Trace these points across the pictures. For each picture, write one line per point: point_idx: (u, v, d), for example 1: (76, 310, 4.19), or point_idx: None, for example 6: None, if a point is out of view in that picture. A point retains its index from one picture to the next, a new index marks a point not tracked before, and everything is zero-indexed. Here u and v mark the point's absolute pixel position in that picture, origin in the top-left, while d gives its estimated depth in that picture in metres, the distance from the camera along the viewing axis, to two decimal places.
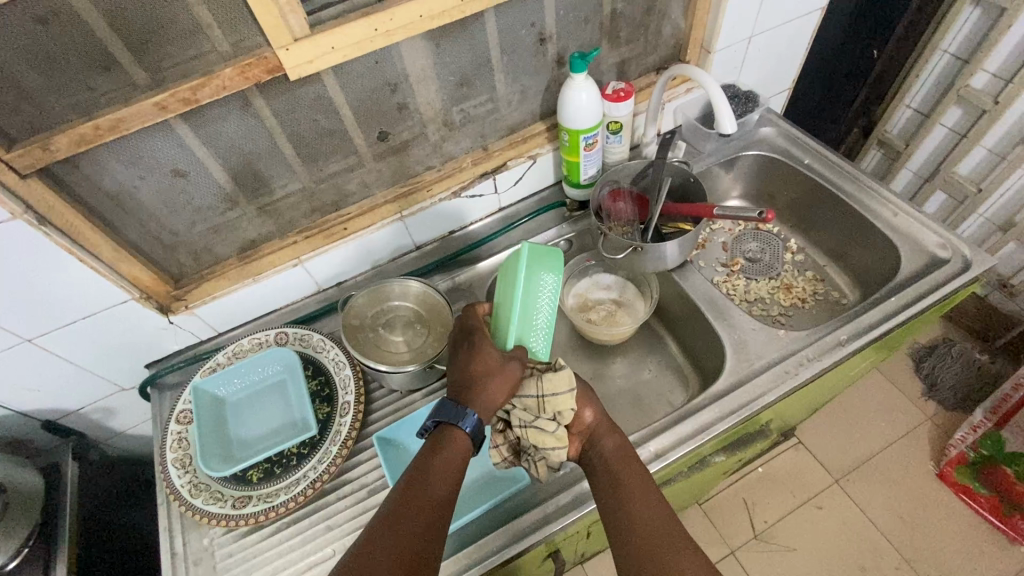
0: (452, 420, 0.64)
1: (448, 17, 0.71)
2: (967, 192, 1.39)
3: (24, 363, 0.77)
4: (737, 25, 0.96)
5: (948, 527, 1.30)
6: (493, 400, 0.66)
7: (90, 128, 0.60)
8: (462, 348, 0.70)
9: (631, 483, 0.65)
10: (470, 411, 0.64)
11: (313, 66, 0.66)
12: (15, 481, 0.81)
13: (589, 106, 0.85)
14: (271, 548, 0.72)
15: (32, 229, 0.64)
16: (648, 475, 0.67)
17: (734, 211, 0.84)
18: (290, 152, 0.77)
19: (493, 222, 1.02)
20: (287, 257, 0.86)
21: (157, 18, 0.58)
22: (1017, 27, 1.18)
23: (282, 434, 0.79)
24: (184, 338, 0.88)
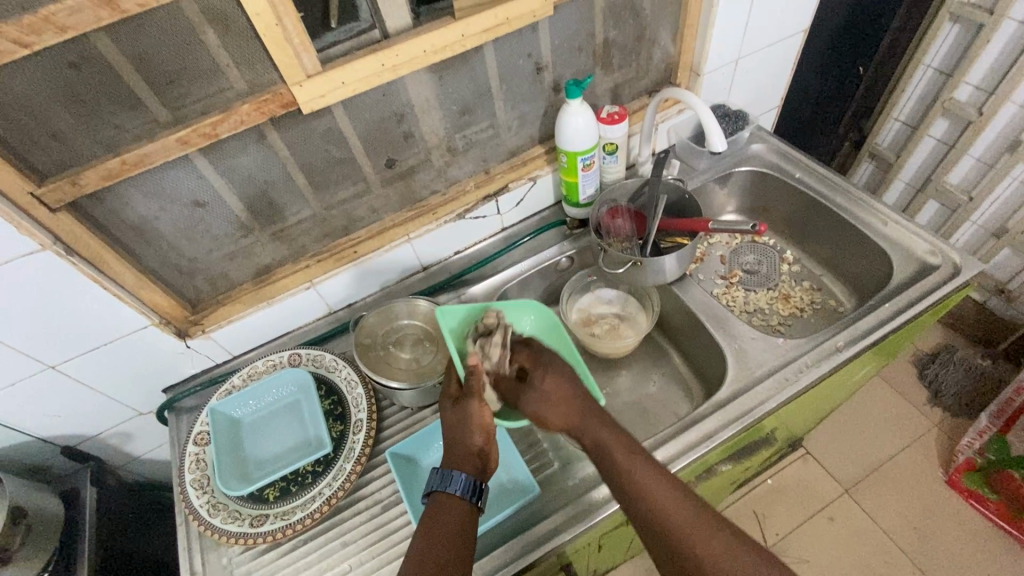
0: (440, 485, 0.65)
1: (450, 51, 0.75)
2: (958, 201, 1.42)
3: (47, 389, 0.79)
4: (724, 48, 1.01)
5: (960, 534, 1.29)
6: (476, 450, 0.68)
7: (117, 163, 0.64)
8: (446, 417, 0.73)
9: (647, 483, 0.63)
10: (456, 471, 0.66)
11: (325, 100, 0.70)
12: (37, 507, 0.83)
13: (585, 129, 0.89)
14: (289, 565, 0.74)
15: (60, 258, 0.67)
16: (650, 461, 0.65)
17: (729, 224, 0.87)
18: (303, 181, 0.81)
19: (496, 242, 1.05)
20: (300, 280, 0.89)
21: (181, 61, 0.63)
22: (995, 41, 1.23)
23: (297, 453, 0.81)
24: (201, 362, 0.90)
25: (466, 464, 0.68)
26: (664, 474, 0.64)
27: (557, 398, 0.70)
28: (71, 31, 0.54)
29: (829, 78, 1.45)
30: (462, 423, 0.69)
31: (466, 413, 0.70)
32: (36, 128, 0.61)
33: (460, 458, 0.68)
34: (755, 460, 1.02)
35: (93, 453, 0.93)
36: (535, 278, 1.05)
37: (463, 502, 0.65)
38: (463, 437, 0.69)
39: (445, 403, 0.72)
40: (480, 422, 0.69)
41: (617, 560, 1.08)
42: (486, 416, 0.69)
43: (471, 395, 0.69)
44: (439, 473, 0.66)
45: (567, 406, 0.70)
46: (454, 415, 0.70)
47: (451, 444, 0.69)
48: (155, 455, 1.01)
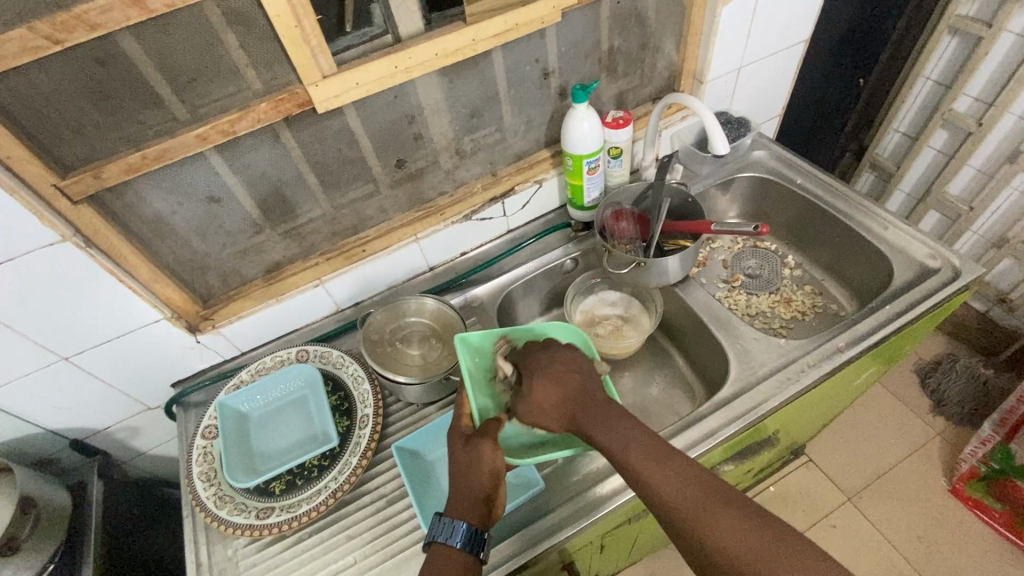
0: (442, 535, 0.63)
1: (461, 54, 0.77)
2: (959, 210, 1.44)
3: (59, 381, 0.80)
4: (727, 57, 1.03)
5: (963, 542, 1.29)
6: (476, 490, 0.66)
7: (138, 158, 0.66)
8: (456, 447, 0.69)
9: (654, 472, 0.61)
10: (459, 522, 0.64)
11: (338, 100, 0.72)
12: (47, 497, 0.84)
13: (590, 133, 0.91)
14: (294, 557, 0.75)
15: (79, 250, 0.69)
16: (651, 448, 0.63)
17: (731, 226, 0.89)
18: (315, 180, 0.83)
19: (502, 244, 1.07)
20: (310, 278, 0.91)
21: (203, 61, 0.65)
22: (994, 53, 1.25)
23: (303, 448, 0.82)
24: (210, 358, 0.92)
25: (468, 512, 0.65)
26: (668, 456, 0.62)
27: (545, 402, 0.68)
28: (101, 29, 0.56)
29: (830, 88, 1.47)
30: (471, 467, 0.67)
31: (478, 454, 0.67)
32: (61, 122, 0.63)
33: (462, 503, 0.66)
34: (757, 462, 1.02)
35: (101, 447, 0.94)
36: (540, 279, 1.06)
37: (464, 554, 0.63)
38: (468, 482, 0.66)
39: (453, 443, 0.70)
40: (489, 467, 0.66)
41: (619, 563, 1.08)
42: (496, 461, 0.67)
43: (483, 437, 0.67)
44: (440, 522, 0.64)
45: (558, 408, 0.68)
46: (464, 458, 0.67)
47: (457, 486, 0.67)
48: (162, 451, 1.02)
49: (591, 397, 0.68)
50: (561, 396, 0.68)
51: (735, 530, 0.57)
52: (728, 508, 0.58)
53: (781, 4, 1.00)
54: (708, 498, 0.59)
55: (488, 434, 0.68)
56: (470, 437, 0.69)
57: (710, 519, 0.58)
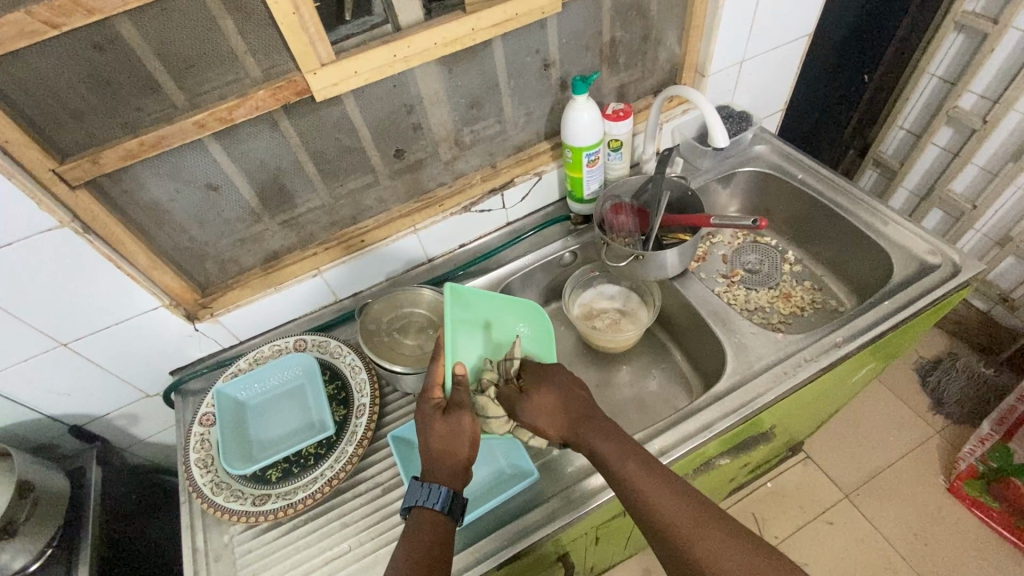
0: (424, 501, 0.65)
1: (459, 44, 0.77)
2: (963, 209, 1.42)
3: (58, 367, 0.81)
4: (729, 50, 1.02)
5: (960, 541, 1.29)
6: (456, 457, 0.67)
7: (136, 144, 0.66)
8: (435, 417, 0.69)
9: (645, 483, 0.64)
10: (440, 487, 0.65)
11: (337, 89, 0.72)
12: (46, 482, 0.84)
13: (590, 125, 0.91)
14: (289, 544, 0.75)
15: (77, 236, 0.70)
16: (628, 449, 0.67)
17: (730, 220, 0.89)
18: (313, 169, 0.83)
19: (501, 236, 1.07)
20: (308, 267, 0.91)
21: (201, 47, 0.65)
22: (1000, 49, 1.23)
23: (300, 436, 0.83)
24: (208, 346, 0.92)
25: (450, 478, 0.67)
26: (658, 470, 0.65)
27: (545, 404, 0.71)
28: (99, 13, 0.56)
29: (833, 85, 1.47)
30: (453, 437, 0.67)
31: (459, 425, 0.68)
32: (59, 107, 0.63)
33: (445, 470, 0.67)
34: (754, 456, 1.02)
35: (99, 434, 0.94)
36: (539, 272, 1.06)
37: (445, 517, 0.65)
38: (448, 452, 0.67)
39: (430, 417, 0.69)
40: (468, 435, 0.68)
41: (613, 556, 1.08)
42: (476, 430, 0.68)
43: (462, 408, 0.68)
44: (423, 487, 0.65)
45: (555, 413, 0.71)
46: (444, 428, 0.68)
47: (437, 455, 0.67)
48: (161, 439, 1.03)
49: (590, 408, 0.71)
50: (560, 403, 0.72)
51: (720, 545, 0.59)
52: (715, 523, 0.60)
53: None
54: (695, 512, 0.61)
55: (467, 405, 0.69)
56: (448, 408, 0.69)
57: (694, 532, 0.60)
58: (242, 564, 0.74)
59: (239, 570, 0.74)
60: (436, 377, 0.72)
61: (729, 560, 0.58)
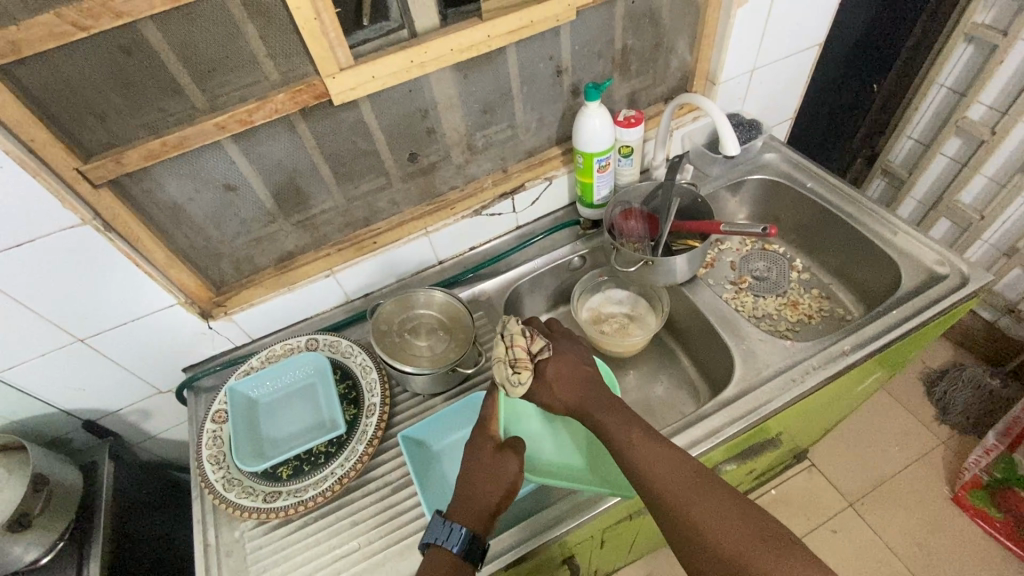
0: (442, 539, 0.64)
1: (475, 51, 0.78)
2: (970, 219, 1.43)
3: (74, 362, 0.82)
4: (741, 58, 1.04)
5: (965, 551, 1.28)
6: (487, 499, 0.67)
7: (158, 144, 0.67)
8: (484, 453, 0.71)
9: (646, 453, 0.65)
10: (462, 527, 0.65)
11: (354, 92, 0.73)
12: (60, 476, 0.86)
13: (602, 131, 0.92)
14: (299, 541, 0.76)
15: (98, 234, 0.71)
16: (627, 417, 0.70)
17: (741, 227, 0.89)
18: (328, 172, 0.85)
19: (510, 240, 1.08)
20: (321, 268, 0.92)
21: (223, 50, 0.66)
22: (1009, 61, 1.24)
23: (311, 435, 0.84)
24: (221, 344, 0.93)
25: (476, 520, 0.66)
26: (664, 442, 0.67)
27: (557, 381, 0.75)
28: (126, 16, 0.58)
29: (842, 94, 1.47)
30: (493, 475, 0.69)
31: (503, 466, 0.70)
32: (83, 107, 0.64)
33: (472, 509, 0.67)
34: (760, 463, 1.03)
35: (111, 428, 0.95)
36: (547, 276, 1.07)
37: (461, 560, 0.64)
38: (483, 491, 0.68)
39: (481, 449, 0.72)
40: (507, 483, 0.69)
41: (618, 560, 1.09)
42: (517, 479, 0.69)
43: (512, 451, 0.71)
44: (445, 526, 0.65)
45: (564, 385, 0.75)
46: (490, 464, 0.70)
47: (472, 490, 0.68)
48: (172, 435, 1.04)
49: (596, 385, 0.75)
50: (567, 373, 0.76)
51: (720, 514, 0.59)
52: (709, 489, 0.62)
53: (797, 5, 1.00)
54: (695, 479, 0.62)
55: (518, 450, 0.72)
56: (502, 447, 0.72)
57: (691, 497, 0.61)
58: (253, 560, 0.75)
59: (249, 565, 0.74)
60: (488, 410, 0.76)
61: (726, 525, 0.58)
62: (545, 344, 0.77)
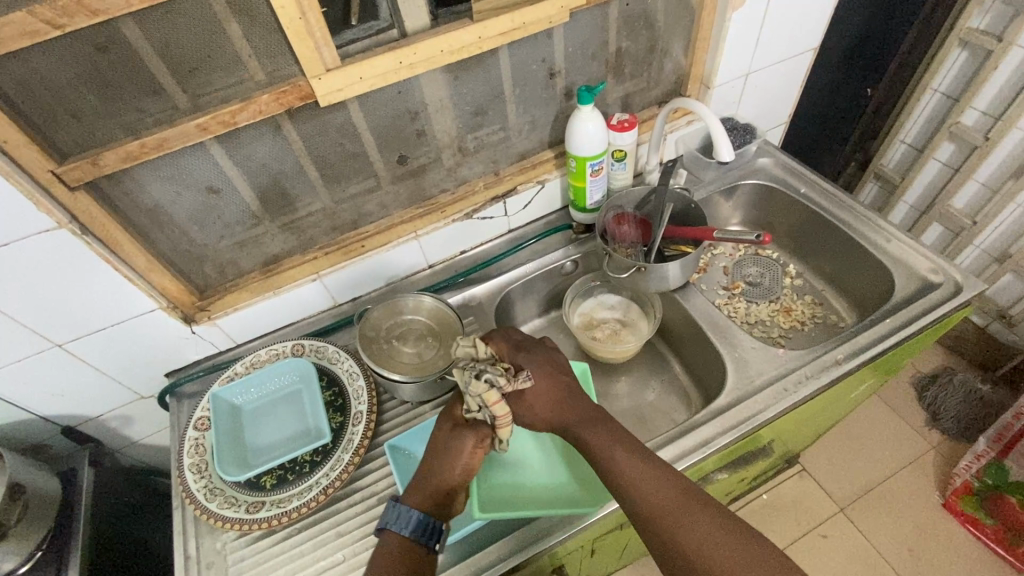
0: (392, 524, 0.65)
1: (465, 52, 0.77)
2: (962, 224, 1.43)
3: (51, 368, 0.80)
4: (736, 62, 1.03)
5: (953, 557, 1.29)
6: (440, 480, 0.68)
7: (137, 146, 0.65)
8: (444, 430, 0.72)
9: (632, 471, 0.65)
10: (412, 510, 0.65)
11: (342, 94, 0.71)
12: (38, 484, 0.83)
13: (595, 135, 0.90)
14: (283, 552, 0.74)
15: (75, 237, 0.69)
16: (614, 434, 0.70)
17: (734, 234, 0.88)
18: (315, 174, 0.83)
19: (502, 243, 1.07)
20: (308, 272, 0.90)
21: (205, 49, 0.64)
22: (1003, 67, 1.23)
23: (296, 443, 0.82)
24: (205, 349, 0.91)
25: (430, 501, 0.67)
26: (649, 461, 0.66)
27: (536, 400, 0.74)
28: (103, 14, 0.56)
29: (837, 97, 1.47)
30: (446, 457, 0.69)
31: (459, 449, 0.69)
32: (59, 107, 0.62)
33: (427, 491, 0.67)
34: (752, 471, 1.03)
35: (91, 434, 0.93)
36: (540, 280, 1.06)
37: (412, 541, 0.64)
38: (442, 472, 0.68)
39: (440, 428, 0.72)
40: (463, 464, 0.68)
41: (609, 567, 1.08)
42: (472, 460, 0.69)
43: (470, 431, 0.70)
44: (394, 509, 0.66)
45: (545, 404, 0.74)
46: (444, 447, 0.69)
47: (430, 471, 0.69)
48: (155, 440, 1.02)
49: (576, 397, 0.74)
50: (546, 390, 0.74)
51: (704, 534, 0.59)
52: (698, 509, 0.61)
53: (792, 10, 0.99)
54: (679, 500, 0.62)
55: (475, 430, 0.70)
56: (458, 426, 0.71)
57: (680, 519, 0.60)
58: (234, 572, 0.73)
59: None
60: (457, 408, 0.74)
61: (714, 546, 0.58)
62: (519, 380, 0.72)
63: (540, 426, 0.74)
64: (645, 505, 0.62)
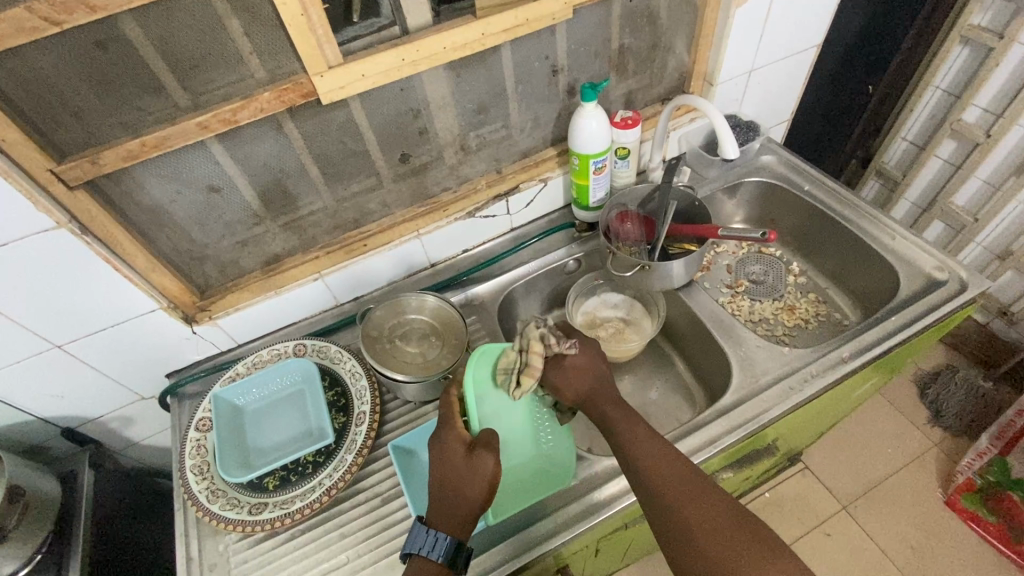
0: (426, 551, 0.63)
1: (468, 49, 0.76)
2: (964, 222, 1.42)
3: (51, 369, 0.79)
4: (739, 59, 1.02)
5: (956, 555, 1.29)
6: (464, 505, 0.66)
7: (137, 144, 0.64)
8: (456, 453, 0.69)
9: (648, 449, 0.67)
10: (445, 535, 0.64)
11: (344, 92, 0.71)
12: (37, 486, 0.82)
13: (599, 133, 0.89)
14: (286, 554, 0.74)
15: (75, 237, 0.68)
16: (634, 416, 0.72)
17: (739, 232, 0.87)
18: (317, 173, 0.82)
19: (504, 242, 1.06)
20: (309, 271, 0.89)
21: (205, 47, 0.63)
22: (1005, 64, 1.23)
23: (299, 443, 0.81)
24: (205, 349, 0.90)
25: (458, 526, 0.65)
26: (664, 444, 0.68)
27: (574, 371, 0.77)
28: (101, 10, 0.55)
29: (839, 94, 1.46)
30: (469, 478, 0.67)
31: (479, 469, 0.67)
32: (58, 105, 0.61)
33: (453, 515, 0.66)
34: (756, 469, 1.02)
35: (92, 436, 0.92)
36: (542, 279, 1.05)
37: (446, 568, 0.63)
38: (463, 495, 0.66)
39: (452, 450, 0.70)
40: (488, 484, 0.67)
41: (613, 566, 1.08)
42: (495, 476, 0.67)
43: (489, 449, 0.68)
44: (427, 534, 0.64)
45: (577, 377, 0.77)
46: (465, 469, 0.67)
47: (452, 495, 0.66)
48: (156, 441, 1.01)
49: (605, 385, 0.77)
50: (582, 368, 0.78)
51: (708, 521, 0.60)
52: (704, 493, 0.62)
53: (795, 6, 0.99)
54: (690, 484, 0.63)
55: (494, 447, 0.69)
56: (474, 446, 0.69)
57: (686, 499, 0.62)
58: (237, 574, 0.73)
59: None
60: (450, 407, 0.74)
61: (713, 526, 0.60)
62: (568, 344, 0.77)
63: (568, 395, 0.76)
64: (656, 484, 0.64)
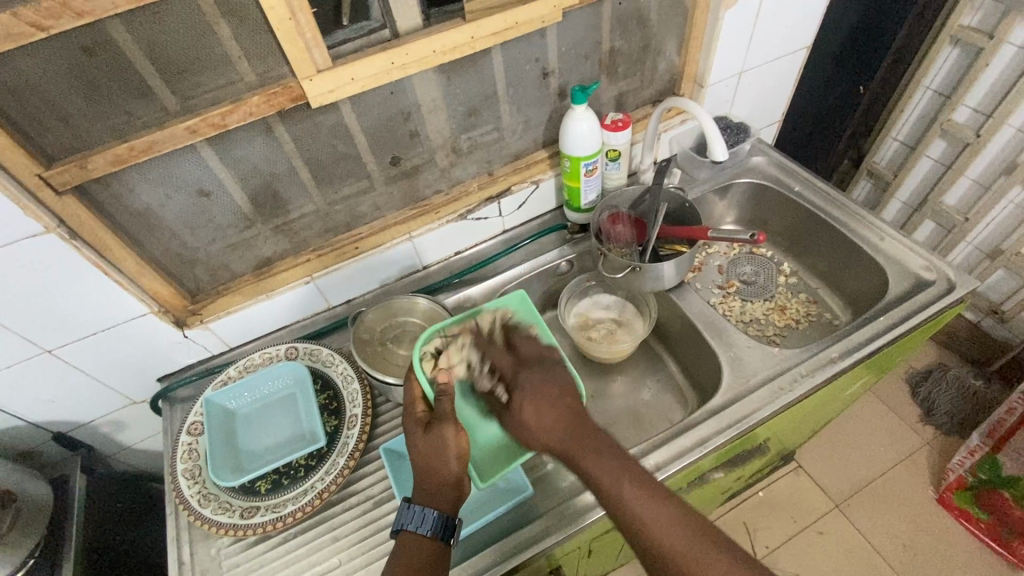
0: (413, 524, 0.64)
1: (459, 52, 0.76)
2: (954, 221, 1.43)
3: (41, 374, 0.79)
4: (729, 61, 1.02)
5: (948, 552, 1.29)
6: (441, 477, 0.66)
7: (126, 149, 0.64)
8: (417, 436, 0.69)
9: (639, 505, 0.61)
10: (428, 509, 0.64)
11: (334, 95, 0.71)
12: (28, 491, 0.82)
13: (589, 135, 0.90)
14: (278, 558, 0.74)
15: (63, 242, 0.68)
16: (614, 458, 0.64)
17: (728, 233, 0.88)
18: (308, 176, 0.82)
19: (497, 244, 1.06)
20: (300, 274, 0.89)
21: (194, 51, 0.63)
22: (994, 65, 1.24)
23: (291, 446, 0.81)
24: (197, 353, 0.90)
25: (439, 499, 0.66)
26: (654, 490, 0.62)
27: (540, 412, 0.68)
28: (89, 15, 0.55)
29: (830, 95, 1.47)
30: (437, 453, 0.67)
31: (443, 440, 0.67)
32: (46, 110, 0.61)
33: (432, 490, 0.66)
34: (747, 469, 1.03)
35: (84, 441, 0.92)
36: (535, 281, 1.06)
37: (433, 541, 0.64)
38: (437, 470, 0.67)
39: (413, 432, 0.69)
40: (455, 451, 0.67)
41: (607, 566, 1.08)
42: (461, 443, 0.68)
43: (446, 420, 0.68)
44: (409, 511, 0.65)
45: (549, 424, 0.67)
46: (427, 445, 0.68)
47: (425, 475, 0.67)
48: (148, 445, 1.01)
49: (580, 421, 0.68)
50: (552, 411, 0.68)
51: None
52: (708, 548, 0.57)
53: (785, 8, 0.99)
54: (691, 538, 0.58)
55: (449, 416, 0.69)
56: (430, 423, 0.69)
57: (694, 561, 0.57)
58: None
59: None
60: (415, 392, 0.73)
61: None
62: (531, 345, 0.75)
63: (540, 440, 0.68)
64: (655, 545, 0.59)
